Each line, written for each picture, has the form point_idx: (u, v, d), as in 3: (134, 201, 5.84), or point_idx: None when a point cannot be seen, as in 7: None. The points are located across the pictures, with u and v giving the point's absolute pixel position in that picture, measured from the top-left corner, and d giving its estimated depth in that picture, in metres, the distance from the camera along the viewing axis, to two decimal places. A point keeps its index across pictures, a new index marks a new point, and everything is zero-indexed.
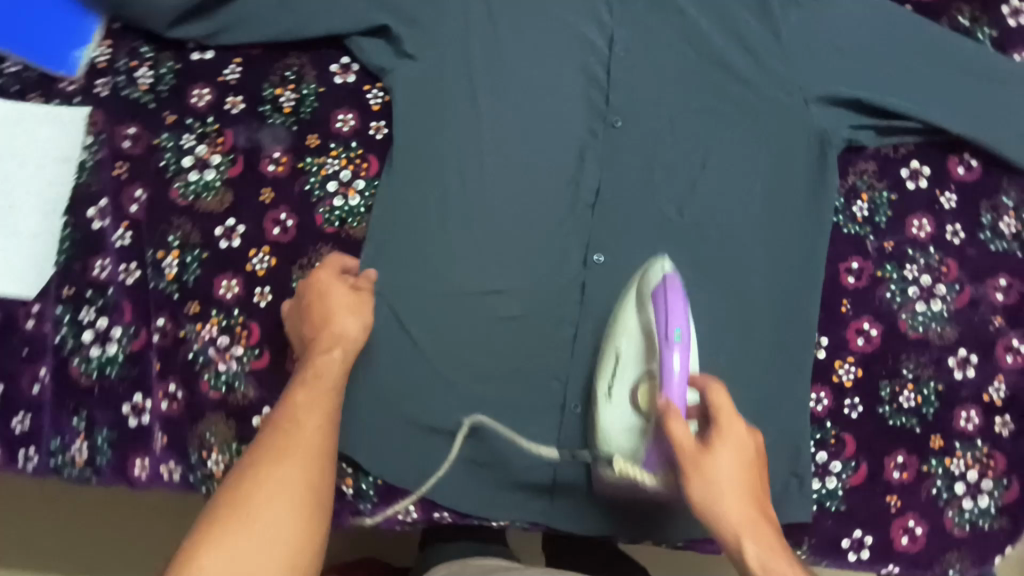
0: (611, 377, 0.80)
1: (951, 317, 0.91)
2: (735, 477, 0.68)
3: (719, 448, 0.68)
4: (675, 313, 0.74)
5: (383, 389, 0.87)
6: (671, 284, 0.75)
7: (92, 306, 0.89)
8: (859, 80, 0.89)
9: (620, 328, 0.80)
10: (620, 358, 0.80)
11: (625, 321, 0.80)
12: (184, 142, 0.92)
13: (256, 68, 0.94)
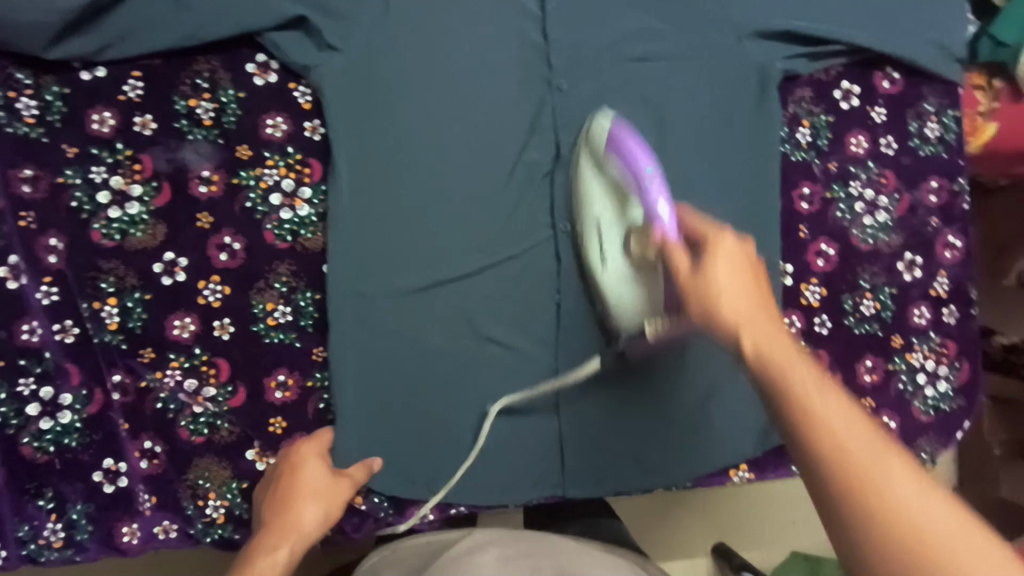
0: None
1: (896, 225, 0.97)
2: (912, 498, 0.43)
3: (716, 267, 0.58)
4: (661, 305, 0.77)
5: (377, 400, 0.84)
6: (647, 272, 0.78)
7: (30, 376, 0.80)
8: (789, 9, 0.90)
9: (586, 190, 0.82)
10: None
11: (588, 182, 0.82)
12: (94, 176, 0.82)
13: (160, 79, 0.83)
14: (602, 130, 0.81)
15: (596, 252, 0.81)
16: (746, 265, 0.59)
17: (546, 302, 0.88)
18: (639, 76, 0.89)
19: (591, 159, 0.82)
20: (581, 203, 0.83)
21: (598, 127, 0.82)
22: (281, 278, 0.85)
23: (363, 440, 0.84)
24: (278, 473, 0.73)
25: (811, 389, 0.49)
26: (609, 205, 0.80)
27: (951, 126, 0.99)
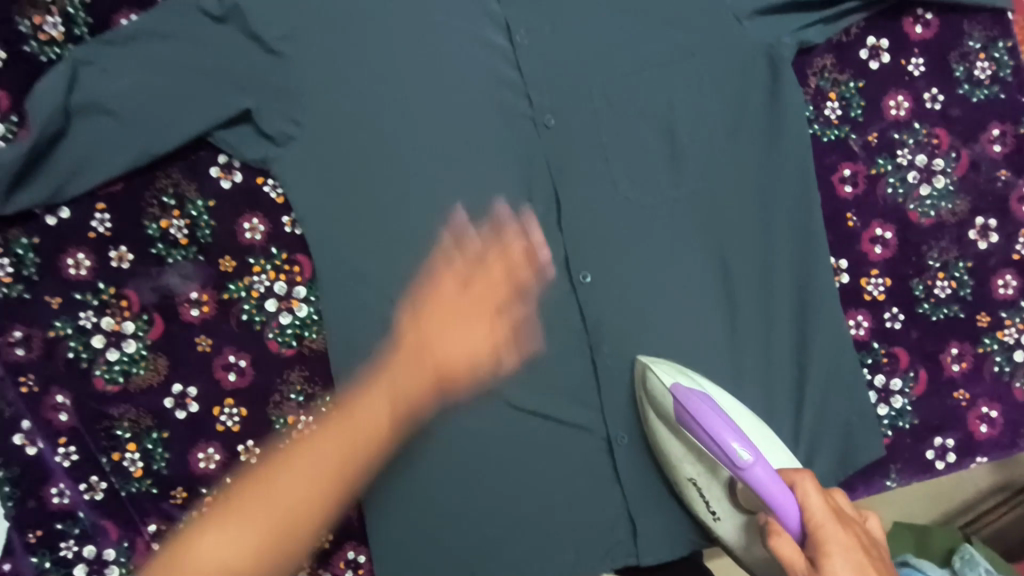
0: (704, 500, 0.77)
1: (958, 189, 0.85)
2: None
3: (834, 566, 0.55)
4: (722, 433, 0.70)
5: (418, 500, 0.79)
6: (681, 389, 0.73)
7: (70, 538, 0.77)
8: None
9: (673, 460, 0.78)
10: (697, 481, 0.77)
11: (653, 424, 0.78)
12: (84, 322, 0.78)
13: (127, 207, 0.79)
14: (667, 403, 0.75)
15: (704, 510, 0.78)
16: (866, 559, 0.56)
17: (578, 359, 0.81)
18: (630, 91, 0.80)
19: (663, 424, 0.77)
20: (670, 468, 0.79)
21: (660, 384, 0.75)
22: (295, 387, 0.80)
23: (415, 542, 0.79)
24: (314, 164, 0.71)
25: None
26: (703, 461, 0.76)
27: (1005, 61, 0.85)
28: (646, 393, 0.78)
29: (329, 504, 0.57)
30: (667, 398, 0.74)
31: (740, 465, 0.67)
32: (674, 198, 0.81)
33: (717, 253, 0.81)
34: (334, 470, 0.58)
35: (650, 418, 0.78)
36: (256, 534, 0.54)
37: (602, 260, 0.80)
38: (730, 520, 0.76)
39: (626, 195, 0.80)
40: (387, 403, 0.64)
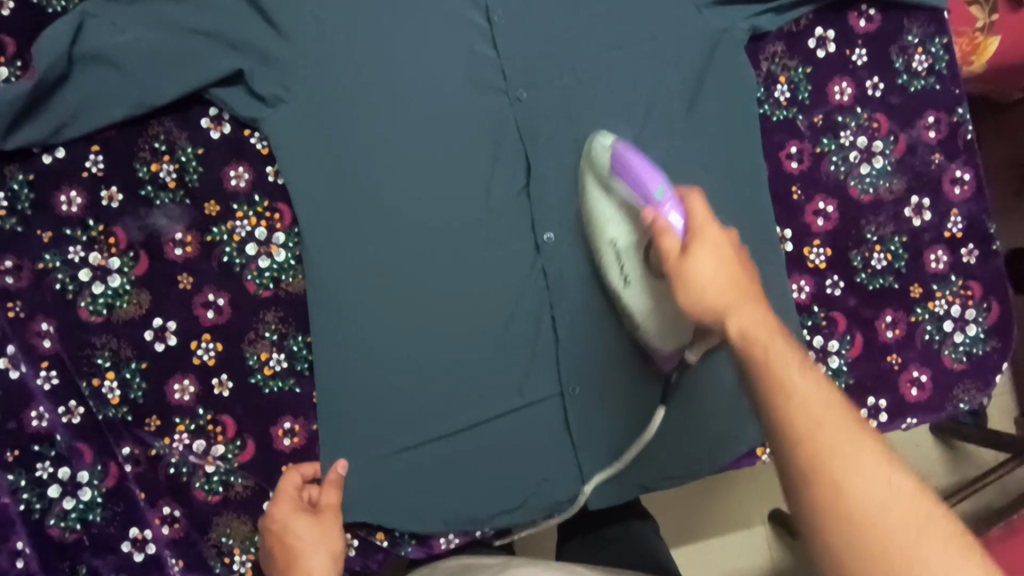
0: (618, 264, 0.80)
1: (895, 169, 0.92)
2: (720, 270, 0.58)
3: (700, 252, 0.59)
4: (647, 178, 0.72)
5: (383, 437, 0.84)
6: (621, 148, 0.78)
7: (46, 460, 0.81)
8: None
9: (597, 214, 0.81)
10: (615, 245, 0.79)
11: (589, 188, 0.82)
12: (72, 256, 0.82)
13: (120, 150, 0.84)
14: (606, 159, 0.79)
15: (617, 272, 0.80)
16: (732, 255, 0.59)
17: (539, 309, 0.88)
18: (595, 67, 0.87)
19: (597, 182, 0.81)
20: (596, 228, 0.81)
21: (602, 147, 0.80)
22: (270, 326, 0.85)
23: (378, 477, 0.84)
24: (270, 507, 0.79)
25: (771, 342, 0.54)
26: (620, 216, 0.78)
27: (941, 55, 0.92)
28: (588, 160, 0.83)
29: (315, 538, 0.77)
30: (607, 154, 0.79)
31: (658, 199, 0.68)
32: None
33: None
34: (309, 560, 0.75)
35: (589, 189, 0.82)
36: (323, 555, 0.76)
37: (564, 221, 0.87)
38: (639, 286, 0.79)
39: (585, 161, 0.87)
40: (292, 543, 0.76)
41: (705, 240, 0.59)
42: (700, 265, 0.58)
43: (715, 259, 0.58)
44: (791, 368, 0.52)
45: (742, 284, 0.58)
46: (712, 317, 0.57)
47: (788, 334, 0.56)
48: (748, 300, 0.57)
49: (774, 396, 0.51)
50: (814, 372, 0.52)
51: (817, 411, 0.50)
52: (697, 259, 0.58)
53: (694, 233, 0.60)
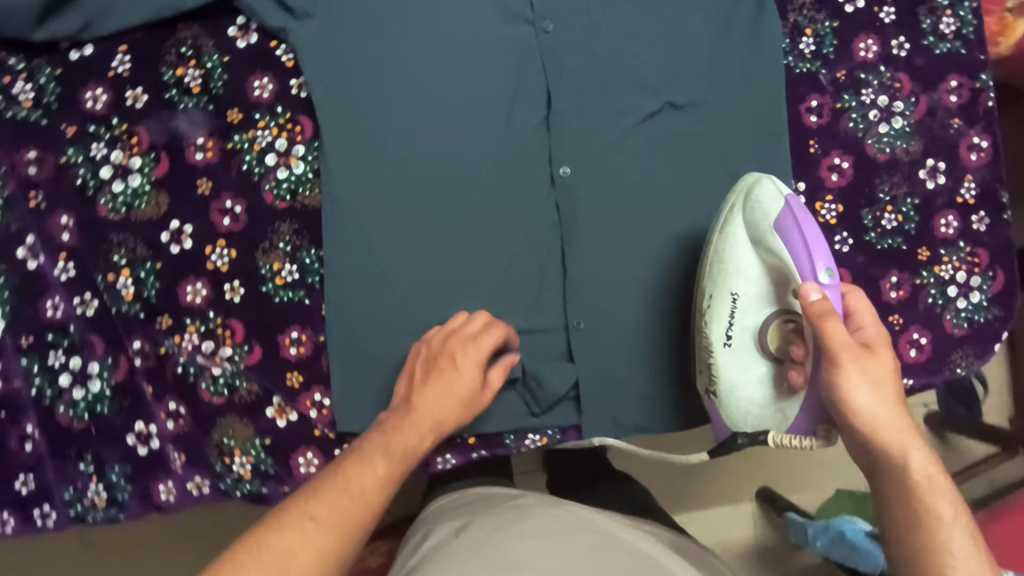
0: (730, 323, 0.81)
1: (914, 130, 0.92)
2: (889, 384, 0.68)
3: (876, 359, 0.69)
4: (816, 252, 0.73)
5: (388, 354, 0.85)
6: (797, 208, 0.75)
7: (59, 349, 0.83)
8: None
9: (733, 264, 0.81)
10: (738, 300, 0.80)
11: (735, 230, 0.81)
12: (95, 153, 0.84)
13: (147, 52, 0.85)
14: (773, 209, 0.77)
15: (721, 331, 0.81)
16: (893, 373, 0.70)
17: (549, 241, 0.88)
18: (622, 4, 0.88)
19: (743, 229, 0.80)
20: (719, 277, 0.81)
21: (772, 192, 0.78)
22: (284, 237, 0.86)
23: (378, 396, 0.85)
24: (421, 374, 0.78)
25: (926, 482, 0.66)
26: (756, 283, 0.80)
27: (968, 20, 0.93)
28: (744, 199, 0.80)
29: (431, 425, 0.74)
30: (778, 207, 0.76)
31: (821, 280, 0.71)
32: (651, 107, 0.88)
33: (681, 161, 0.89)
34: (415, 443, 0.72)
35: (730, 228, 0.81)
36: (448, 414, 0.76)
37: (580, 154, 0.88)
38: (741, 351, 0.81)
39: (606, 98, 0.88)
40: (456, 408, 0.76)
41: (875, 352, 0.69)
42: (871, 383, 0.67)
43: (886, 381, 0.68)
44: (938, 496, 0.66)
45: (901, 411, 0.68)
46: (884, 452, 0.67)
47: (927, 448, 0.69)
48: (910, 430, 0.68)
49: (895, 503, 0.68)
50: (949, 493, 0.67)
51: (955, 542, 0.65)
52: (875, 362, 0.68)
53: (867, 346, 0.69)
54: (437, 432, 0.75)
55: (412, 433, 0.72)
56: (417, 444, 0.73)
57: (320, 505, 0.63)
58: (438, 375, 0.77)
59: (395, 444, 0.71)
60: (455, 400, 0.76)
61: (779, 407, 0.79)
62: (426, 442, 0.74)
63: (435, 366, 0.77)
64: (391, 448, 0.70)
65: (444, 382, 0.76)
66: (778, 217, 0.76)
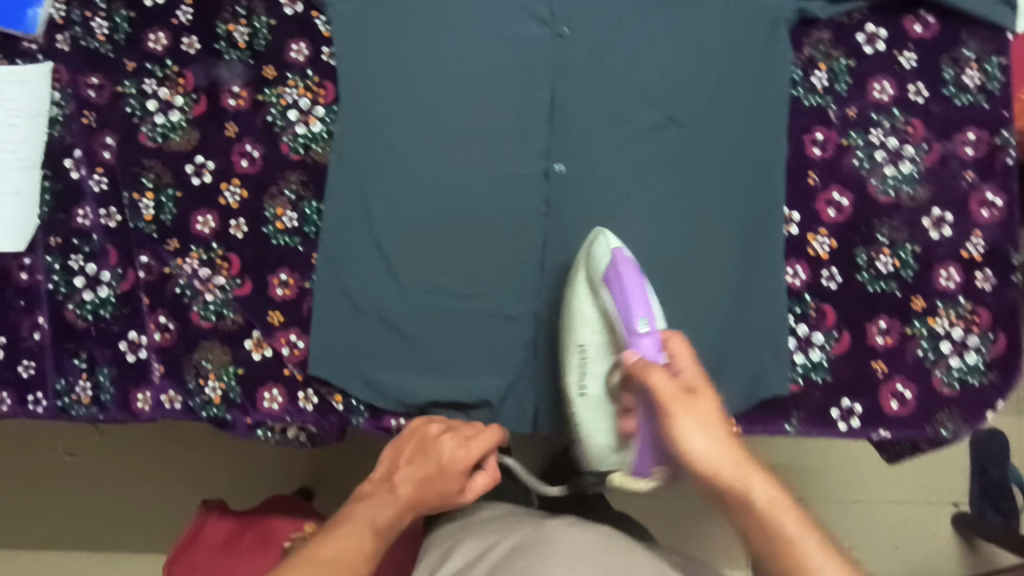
0: (582, 374, 0.83)
1: (922, 177, 0.90)
2: (717, 422, 0.65)
3: (703, 398, 0.66)
4: (630, 301, 0.78)
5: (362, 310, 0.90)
6: (620, 260, 0.81)
7: (80, 254, 0.91)
8: None
9: (576, 317, 0.84)
10: (586, 350, 0.83)
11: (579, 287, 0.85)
12: (146, 87, 0.94)
13: (208, 7, 0.95)
14: (603, 263, 0.82)
15: (575, 383, 0.83)
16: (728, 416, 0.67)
17: (534, 230, 0.92)
18: (638, 18, 0.92)
19: (586, 284, 0.85)
20: (568, 329, 0.85)
21: (602, 247, 0.83)
22: (291, 186, 0.93)
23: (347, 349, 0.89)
24: (400, 446, 0.81)
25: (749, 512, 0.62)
26: (597, 333, 0.83)
27: (996, 75, 0.90)
28: (586, 256, 0.85)
29: (411, 511, 0.75)
30: (606, 259, 0.82)
31: (635, 332, 0.76)
32: (651, 122, 0.92)
33: (674, 172, 0.92)
34: (393, 510, 0.74)
35: (578, 286, 0.85)
36: (435, 505, 0.76)
37: (576, 154, 0.92)
38: (596, 399, 0.82)
39: (609, 104, 0.93)
40: (446, 505, 0.77)
41: (699, 395, 0.67)
42: (700, 424, 0.64)
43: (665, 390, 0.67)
44: (787, 523, 0.61)
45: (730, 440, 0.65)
46: (729, 491, 0.63)
47: (779, 486, 0.64)
48: (753, 465, 0.64)
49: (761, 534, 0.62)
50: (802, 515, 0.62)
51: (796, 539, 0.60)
52: (698, 406, 0.66)
53: (693, 390, 0.67)
54: (416, 508, 0.76)
55: (396, 517, 0.74)
56: (398, 510, 0.74)
57: (332, 564, 0.65)
58: (421, 460, 0.78)
59: (379, 510, 0.73)
60: (435, 460, 0.77)
61: (626, 451, 0.80)
62: (405, 517, 0.74)
63: (423, 451, 0.79)
64: (379, 527, 0.71)
65: (428, 462, 0.78)
66: (605, 270, 0.81)
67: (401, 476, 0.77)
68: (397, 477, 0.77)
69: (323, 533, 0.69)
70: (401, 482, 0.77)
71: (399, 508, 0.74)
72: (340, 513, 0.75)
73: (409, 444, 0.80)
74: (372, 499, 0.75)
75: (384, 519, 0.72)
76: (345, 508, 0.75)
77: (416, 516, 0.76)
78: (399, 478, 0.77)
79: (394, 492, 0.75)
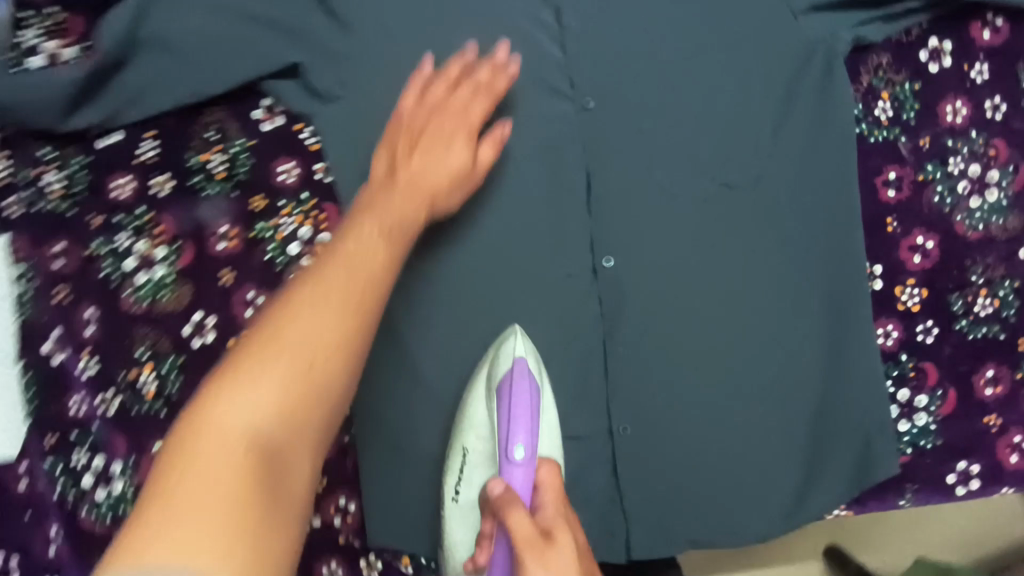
0: (457, 479, 0.76)
1: (1012, 204, 0.80)
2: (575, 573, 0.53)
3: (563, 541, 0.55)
4: (517, 424, 0.72)
5: (415, 456, 0.81)
6: (518, 369, 0.74)
7: (82, 448, 0.80)
8: None
9: (467, 418, 0.77)
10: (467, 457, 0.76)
11: (477, 387, 0.77)
12: (120, 244, 0.81)
13: (173, 137, 0.82)
14: (502, 367, 0.75)
15: (449, 487, 0.76)
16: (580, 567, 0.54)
17: (591, 335, 0.82)
18: (672, 74, 0.80)
19: (484, 385, 0.77)
20: (456, 431, 0.78)
21: (506, 355, 0.75)
22: None
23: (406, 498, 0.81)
24: (210, 393, 0.46)
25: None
26: (486, 441, 0.76)
27: None
28: (490, 357, 0.78)
29: (253, 483, 0.43)
30: (506, 364, 0.74)
31: (510, 456, 0.69)
32: (704, 190, 0.81)
33: (739, 244, 0.81)
34: (244, 477, 0.43)
35: (476, 393, 0.77)
36: (247, 515, 0.42)
37: (624, 242, 0.81)
38: (466, 509, 0.75)
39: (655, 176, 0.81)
40: (305, 442, 0.47)
41: (559, 541, 0.55)
42: None
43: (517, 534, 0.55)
44: None
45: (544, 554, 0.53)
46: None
47: None
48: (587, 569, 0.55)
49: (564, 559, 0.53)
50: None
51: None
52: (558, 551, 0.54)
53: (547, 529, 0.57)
54: (369, 330, 0.52)
55: (329, 362, 0.49)
56: (462, 140, 0.71)
57: (202, 467, 0.43)
58: (268, 359, 0.47)
59: (298, 322, 0.49)
60: (302, 350, 0.48)
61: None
62: (251, 497, 0.43)
63: (266, 343, 0.48)
64: (298, 358, 0.48)
65: (275, 358, 0.47)
66: (502, 376, 0.74)
67: (456, 91, 0.73)
68: (234, 428, 0.44)
69: (227, 361, 0.48)
70: (214, 443, 0.44)
71: (247, 472, 0.43)
72: (411, 132, 0.71)
73: (280, 406, 0.46)
74: (215, 435, 0.44)
75: (267, 537, 0.43)
76: (390, 167, 0.69)
77: (227, 477, 0.43)
78: (223, 387, 0.46)
79: (457, 109, 0.73)
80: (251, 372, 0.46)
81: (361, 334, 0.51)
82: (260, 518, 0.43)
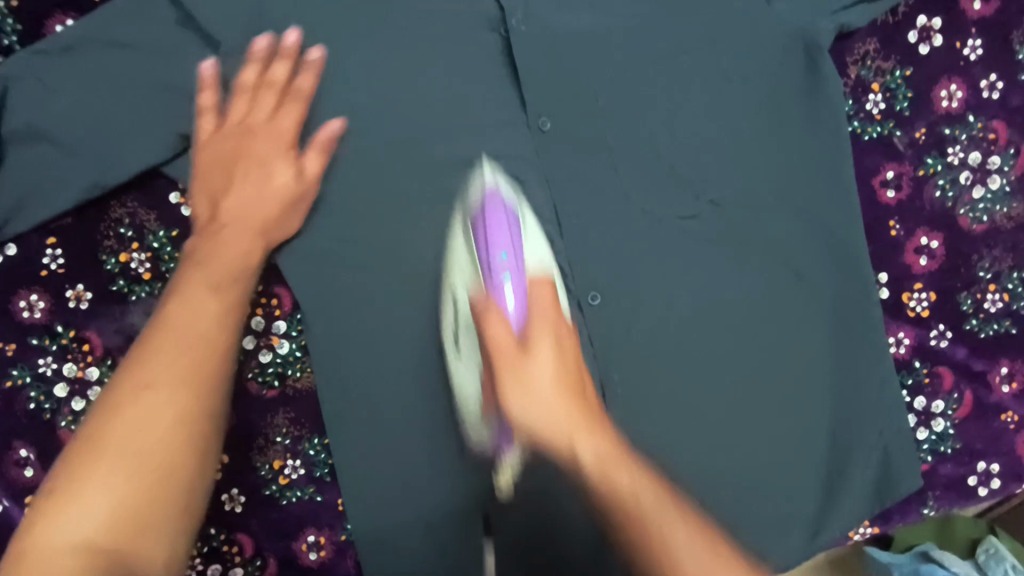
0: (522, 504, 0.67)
1: (1015, 190, 0.76)
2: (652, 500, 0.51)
3: (622, 479, 0.52)
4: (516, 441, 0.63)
5: (406, 557, 0.70)
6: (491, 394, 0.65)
7: None
8: None
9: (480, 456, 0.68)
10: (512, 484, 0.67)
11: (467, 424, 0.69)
12: (43, 369, 0.71)
13: (79, 239, 0.71)
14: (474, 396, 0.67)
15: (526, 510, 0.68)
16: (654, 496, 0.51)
17: None
18: (644, 90, 0.71)
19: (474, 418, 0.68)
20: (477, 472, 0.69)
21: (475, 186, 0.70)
22: (280, 430, 0.73)
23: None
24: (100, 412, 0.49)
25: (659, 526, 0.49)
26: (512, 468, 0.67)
27: None
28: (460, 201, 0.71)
29: (131, 481, 0.46)
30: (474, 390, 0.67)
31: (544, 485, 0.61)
32: (695, 215, 0.72)
33: (741, 268, 0.73)
34: (132, 494, 0.46)
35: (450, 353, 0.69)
36: (155, 500, 0.47)
37: (612, 282, 0.71)
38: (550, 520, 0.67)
39: (641, 205, 0.72)
40: (178, 444, 0.49)
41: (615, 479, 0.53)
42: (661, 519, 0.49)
43: (547, 419, 0.57)
44: (676, 535, 0.49)
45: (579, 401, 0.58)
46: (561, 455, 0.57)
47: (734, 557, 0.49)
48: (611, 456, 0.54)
49: (568, 406, 0.57)
50: (710, 546, 0.49)
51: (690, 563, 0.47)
52: (621, 480, 0.52)
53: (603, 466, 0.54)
54: (223, 348, 0.55)
55: (207, 359, 0.54)
56: (282, 158, 0.68)
57: (101, 478, 0.45)
58: (142, 370, 0.51)
59: (147, 398, 0.49)
60: (150, 405, 0.49)
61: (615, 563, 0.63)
62: (158, 482, 0.47)
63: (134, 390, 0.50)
64: (124, 455, 0.47)
65: (139, 371, 0.51)
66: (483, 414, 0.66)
67: (276, 113, 0.68)
68: (101, 465, 0.46)
69: (111, 389, 0.50)
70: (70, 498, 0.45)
71: (142, 476, 0.47)
72: (224, 161, 0.67)
73: (137, 459, 0.47)
74: (94, 469, 0.46)
75: (167, 504, 0.47)
76: (210, 209, 0.67)
77: (83, 492, 0.45)
78: (107, 446, 0.47)
79: (270, 130, 0.68)
80: (112, 453, 0.47)
81: (206, 408, 0.52)
82: (142, 516, 0.46)
